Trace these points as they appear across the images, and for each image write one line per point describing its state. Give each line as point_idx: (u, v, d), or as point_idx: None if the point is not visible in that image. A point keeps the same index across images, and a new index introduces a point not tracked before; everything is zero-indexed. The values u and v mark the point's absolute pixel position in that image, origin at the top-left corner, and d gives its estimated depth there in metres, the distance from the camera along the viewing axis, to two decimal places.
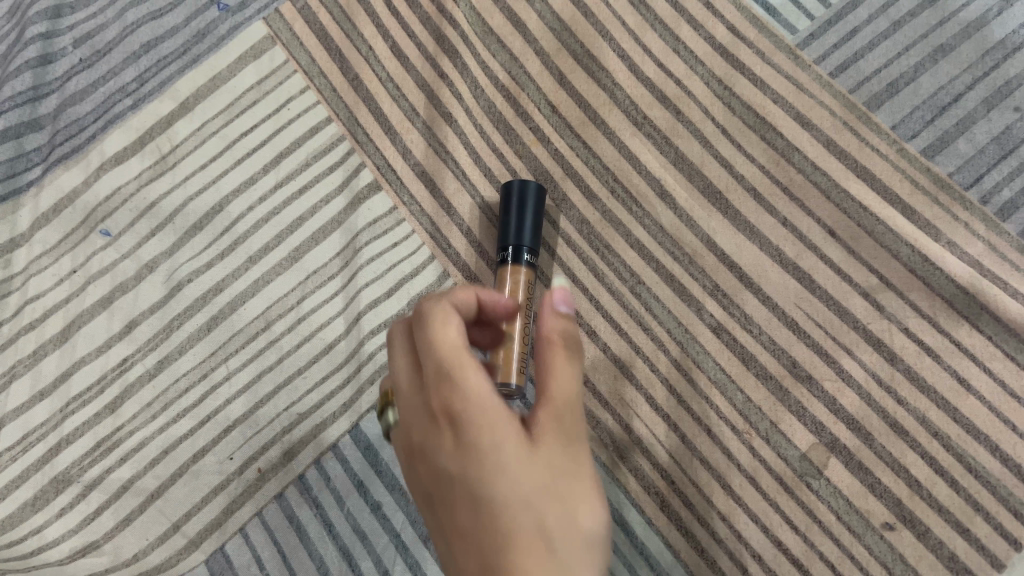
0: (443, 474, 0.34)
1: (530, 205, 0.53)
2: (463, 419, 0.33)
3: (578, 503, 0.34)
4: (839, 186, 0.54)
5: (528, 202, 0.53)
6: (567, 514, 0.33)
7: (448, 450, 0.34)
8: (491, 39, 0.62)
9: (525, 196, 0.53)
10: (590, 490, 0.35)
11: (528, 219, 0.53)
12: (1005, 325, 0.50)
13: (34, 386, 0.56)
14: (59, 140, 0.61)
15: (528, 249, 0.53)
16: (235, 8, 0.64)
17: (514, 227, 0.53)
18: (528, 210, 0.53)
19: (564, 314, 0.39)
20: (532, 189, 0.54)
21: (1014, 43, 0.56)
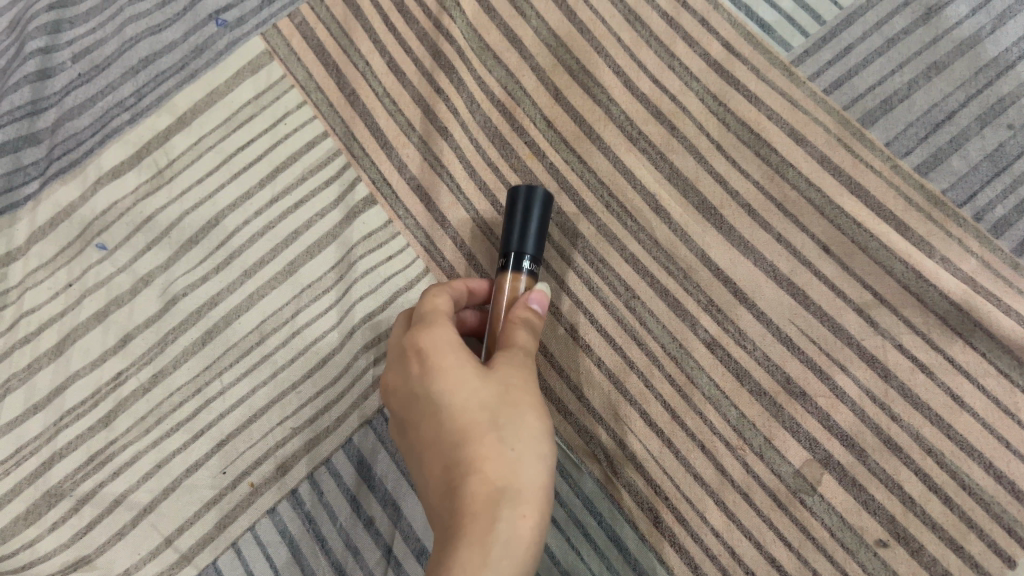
0: (414, 397, 0.42)
1: (536, 210, 0.52)
2: (429, 348, 0.42)
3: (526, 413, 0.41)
4: (833, 202, 0.55)
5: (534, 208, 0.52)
6: (517, 411, 0.41)
7: (417, 379, 0.42)
8: (487, 55, 0.63)
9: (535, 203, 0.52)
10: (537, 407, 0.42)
11: (532, 226, 0.51)
12: (999, 342, 0.50)
13: (29, 399, 0.57)
14: (57, 154, 0.62)
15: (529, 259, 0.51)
16: (233, 23, 0.65)
17: (517, 232, 0.51)
18: (533, 216, 0.51)
19: (536, 310, 0.49)
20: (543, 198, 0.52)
21: (1006, 61, 0.56)
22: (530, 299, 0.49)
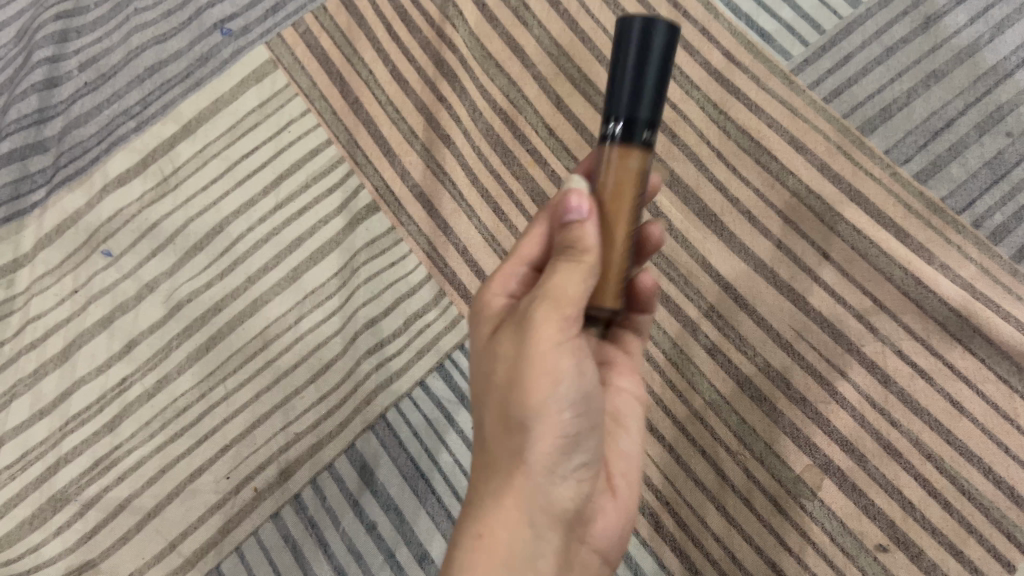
0: None
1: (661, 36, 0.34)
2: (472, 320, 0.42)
3: (517, 419, 0.36)
4: (833, 209, 0.55)
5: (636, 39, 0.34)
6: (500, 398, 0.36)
7: None
8: (489, 64, 0.63)
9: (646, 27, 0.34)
10: (529, 410, 0.35)
11: (652, 66, 0.34)
12: (998, 348, 0.50)
13: (35, 405, 0.57)
14: (63, 162, 0.63)
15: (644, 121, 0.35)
16: (238, 31, 0.66)
17: (626, 83, 0.34)
18: (655, 44, 0.34)
19: (573, 221, 0.35)
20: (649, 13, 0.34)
21: (1005, 69, 0.56)
22: (563, 213, 0.35)
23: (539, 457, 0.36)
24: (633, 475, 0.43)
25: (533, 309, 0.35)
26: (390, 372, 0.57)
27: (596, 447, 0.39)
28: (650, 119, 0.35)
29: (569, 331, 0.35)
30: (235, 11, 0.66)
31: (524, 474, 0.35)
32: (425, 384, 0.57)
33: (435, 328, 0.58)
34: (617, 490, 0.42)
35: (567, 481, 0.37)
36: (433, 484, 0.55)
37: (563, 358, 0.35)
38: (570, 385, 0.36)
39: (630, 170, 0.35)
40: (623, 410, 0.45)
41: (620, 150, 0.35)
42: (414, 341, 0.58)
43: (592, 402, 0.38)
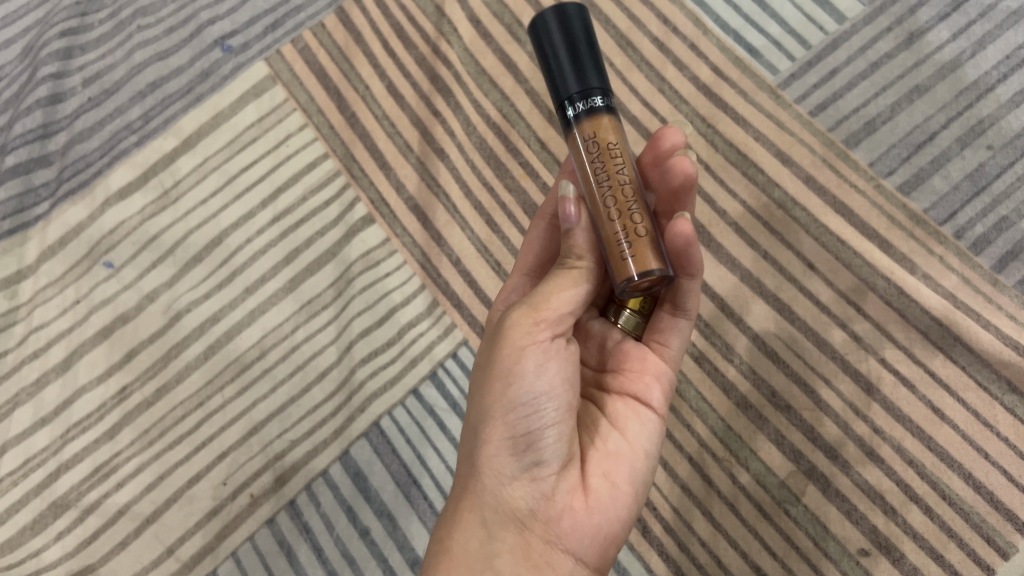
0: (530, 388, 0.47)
1: (574, 18, 0.37)
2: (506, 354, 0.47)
3: (477, 427, 0.39)
4: (818, 220, 0.56)
5: (555, 33, 0.37)
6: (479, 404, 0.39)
7: None
8: (483, 79, 0.65)
9: (559, 18, 0.37)
10: (481, 413, 0.38)
11: (581, 46, 0.37)
12: (979, 356, 0.51)
13: (37, 413, 0.59)
14: (67, 175, 0.65)
15: (598, 89, 0.37)
16: (238, 48, 0.68)
17: (567, 69, 0.37)
18: (574, 27, 0.37)
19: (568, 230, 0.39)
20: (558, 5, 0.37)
21: (987, 84, 0.58)
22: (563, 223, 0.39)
23: (487, 456, 0.38)
24: (624, 477, 0.39)
25: (507, 321, 0.39)
26: (384, 381, 0.58)
27: (559, 445, 0.38)
28: (601, 86, 0.37)
29: (527, 335, 0.38)
30: (235, 28, 0.68)
31: (478, 476, 0.38)
32: (418, 391, 0.58)
33: (427, 338, 0.59)
34: (597, 492, 0.39)
35: (522, 483, 0.38)
36: (426, 491, 0.56)
37: (530, 363, 0.38)
38: (521, 385, 0.38)
39: (601, 138, 0.37)
40: (628, 413, 0.42)
41: (588, 126, 0.37)
42: (407, 350, 0.59)
43: (549, 401, 0.38)
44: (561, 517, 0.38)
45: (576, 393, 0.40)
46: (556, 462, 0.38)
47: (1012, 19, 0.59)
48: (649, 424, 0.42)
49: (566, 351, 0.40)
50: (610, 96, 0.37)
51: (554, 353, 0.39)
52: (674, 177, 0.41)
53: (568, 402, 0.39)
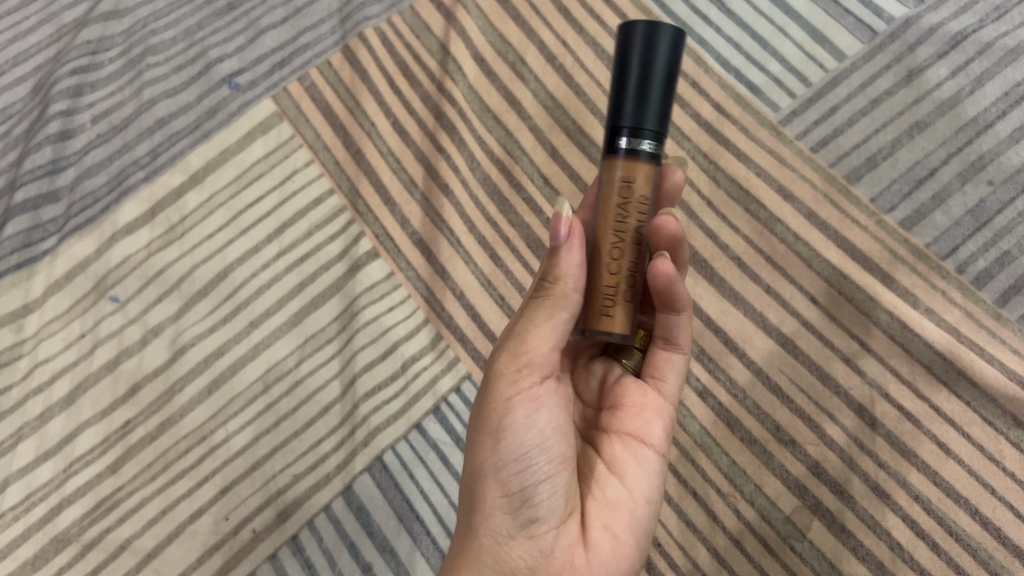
0: None
1: (662, 48, 0.36)
2: None
3: (471, 488, 0.38)
4: (821, 255, 0.56)
5: (636, 58, 0.36)
6: (469, 464, 0.39)
7: None
8: (488, 117, 0.66)
9: (647, 43, 0.36)
10: (473, 472, 0.38)
11: (653, 81, 0.36)
12: (983, 391, 0.51)
13: (40, 447, 0.59)
14: (75, 211, 0.66)
15: (652, 132, 0.36)
16: (245, 86, 0.69)
17: (630, 98, 0.36)
18: (658, 60, 0.36)
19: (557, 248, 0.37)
20: (654, 26, 0.36)
21: (986, 120, 0.58)
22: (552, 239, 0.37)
23: (483, 516, 0.37)
24: (624, 527, 0.38)
25: (493, 373, 0.39)
26: (387, 415, 0.58)
27: (555, 498, 0.37)
28: (656, 131, 0.36)
29: (512, 386, 0.38)
30: (243, 66, 0.70)
31: (476, 537, 0.37)
32: (421, 426, 0.58)
33: (431, 372, 0.59)
34: (597, 545, 0.37)
35: (520, 540, 0.36)
36: (428, 527, 0.56)
37: (518, 412, 0.37)
38: (511, 439, 0.37)
39: (629, 174, 0.36)
40: (627, 456, 0.40)
41: (618, 163, 0.37)
42: (410, 385, 0.59)
43: (541, 452, 0.37)
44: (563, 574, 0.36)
45: (569, 444, 0.39)
46: (553, 515, 0.37)
47: (1009, 57, 0.60)
48: (649, 467, 0.40)
49: (554, 396, 0.39)
50: (663, 144, 0.37)
51: (543, 400, 0.38)
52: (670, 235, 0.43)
53: (560, 453, 0.38)
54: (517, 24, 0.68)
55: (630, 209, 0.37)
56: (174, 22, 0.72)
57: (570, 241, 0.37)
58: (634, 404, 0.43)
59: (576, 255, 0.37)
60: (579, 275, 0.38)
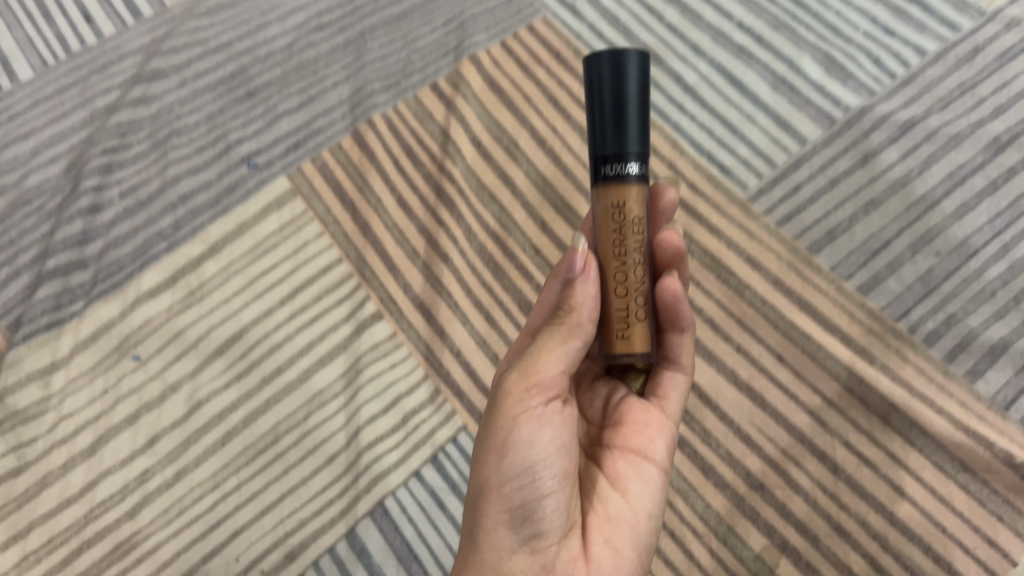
0: None
1: (630, 77, 0.42)
2: None
3: (477, 502, 0.42)
4: (786, 317, 0.62)
5: (608, 89, 0.42)
6: (476, 477, 0.43)
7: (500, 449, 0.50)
8: (484, 194, 0.72)
9: (615, 75, 0.42)
10: (481, 487, 0.42)
11: (629, 103, 0.41)
12: (933, 438, 0.56)
13: (63, 494, 0.63)
14: (101, 277, 0.71)
15: (635, 155, 0.42)
16: (263, 165, 0.76)
17: (610, 127, 0.41)
18: (629, 88, 0.42)
19: (574, 280, 0.42)
20: (619, 60, 0.42)
21: (933, 199, 0.65)
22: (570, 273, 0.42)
23: (487, 530, 0.41)
24: (625, 543, 0.43)
25: (503, 391, 0.43)
26: (388, 463, 0.63)
27: (556, 516, 0.41)
28: (638, 153, 0.42)
29: (522, 405, 0.42)
30: (261, 147, 0.77)
31: (479, 550, 0.41)
32: (420, 473, 0.63)
33: (429, 424, 0.64)
34: (598, 561, 0.42)
35: (523, 555, 0.41)
36: (426, 566, 0.60)
37: (525, 430, 0.41)
38: (517, 457, 0.41)
39: (627, 200, 0.41)
40: (631, 473, 0.45)
41: (616, 191, 0.41)
42: (410, 436, 0.64)
43: (545, 471, 0.41)
44: None
45: (571, 461, 0.43)
46: (554, 533, 0.41)
47: (952, 142, 0.67)
48: (651, 483, 0.45)
49: (559, 417, 0.43)
50: (646, 164, 0.42)
51: (549, 419, 0.42)
52: (664, 252, 0.49)
53: (563, 469, 0.42)
54: (512, 112, 0.76)
55: (631, 232, 0.42)
56: (198, 107, 0.79)
57: (585, 273, 0.42)
58: (638, 421, 0.47)
59: (592, 286, 0.42)
60: (594, 306, 0.43)
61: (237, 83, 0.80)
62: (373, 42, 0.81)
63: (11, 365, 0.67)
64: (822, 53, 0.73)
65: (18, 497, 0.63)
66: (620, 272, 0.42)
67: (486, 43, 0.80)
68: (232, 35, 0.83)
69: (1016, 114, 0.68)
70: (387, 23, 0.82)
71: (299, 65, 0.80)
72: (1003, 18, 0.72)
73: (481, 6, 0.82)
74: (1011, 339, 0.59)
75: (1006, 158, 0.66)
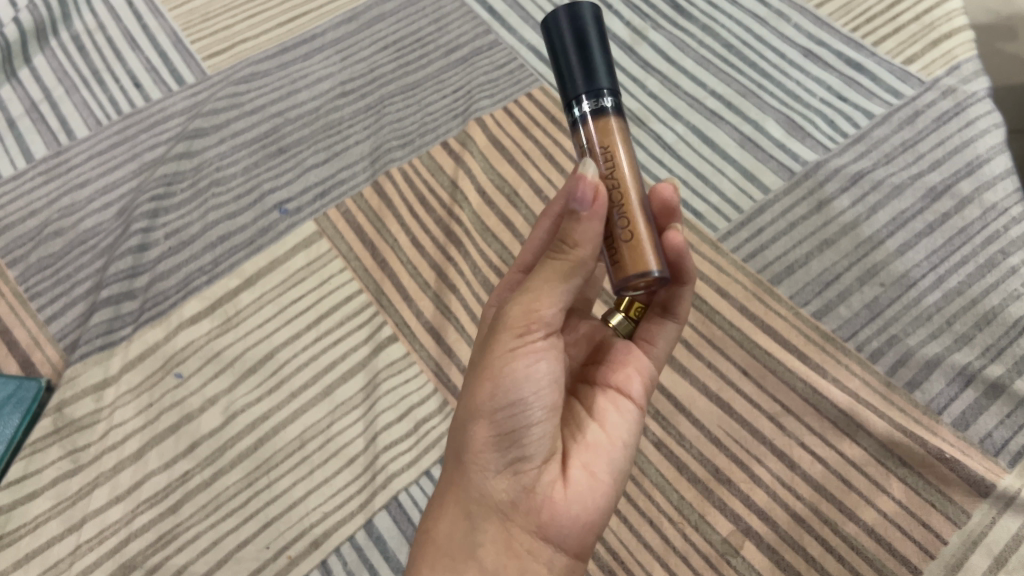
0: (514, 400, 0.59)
1: (586, 21, 0.49)
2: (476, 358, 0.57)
3: (469, 423, 0.50)
4: (750, 338, 0.71)
5: (570, 39, 0.49)
6: (471, 400, 0.50)
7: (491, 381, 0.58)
8: (488, 234, 0.83)
9: (574, 23, 0.49)
10: (476, 411, 0.49)
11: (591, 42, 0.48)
12: (876, 439, 0.65)
13: (112, 492, 0.70)
14: (148, 307, 0.80)
15: (606, 91, 0.48)
16: (292, 211, 0.86)
17: (579, 71, 0.48)
18: (588, 33, 0.48)
19: (578, 213, 0.46)
20: (573, 11, 0.49)
21: (878, 238, 0.75)
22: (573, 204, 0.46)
23: (476, 453, 0.49)
24: (599, 469, 0.51)
25: (502, 324, 0.50)
26: (402, 463, 0.72)
27: (539, 442, 0.49)
28: (609, 86, 0.48)
29: (519, 340, 0.49)
30: (291, 195, 0.87)
31: (467, 470, 0.50)
32: (430, 472, 0.71)
33: (438, 430, 0.73)
34: (575, 483, 0.50)
35: (509, 476, 0.49)
36: None
37: (519, 361, 0.49)
38: (511, 388, 0.49)
39: (610, 131, 0.48)
40: (610, 414, 0.54)
41: (601, 127, 0.48)
42: (421, 440, 0.73)
43: (535, 401, 0.49)
44: (542, 505, 0.49)
45: (554, 392, 0.51)
46: (537, 457, 0.50)
47: (895, 191, 0.77)
48: (620, 423, 0.54)
49: (551, 350, 0.51)
50: (617, 96, 0.49)
51: (539, 354, 0.50)
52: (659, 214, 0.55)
53: (549, 402, 0.50)
54: (512, 166, 0.87)
55: (619, 159, 0.48)
56: (235, 160, 0.89)
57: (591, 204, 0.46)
58: (619, 363, 0.58)
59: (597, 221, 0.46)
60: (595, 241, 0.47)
61: (270, 140, 0.91)
62: (391, 106, 0.92)
63: (68, 380, 0.75)
64: (784, 116, 0.84)
65: (73, 495, 0.70)
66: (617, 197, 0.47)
67: (491, 107, 0.91)
68: (265, 100, 0.94)
69: (951, 168, 0.77)
70: (403, 90, 0.93)
71: (325, 126, 0.91)
72: (940, 87, 0.82)
73: (487, 77, 0.94)
74: (944, 355, 0.68)
75: (941, 205, 0.75)
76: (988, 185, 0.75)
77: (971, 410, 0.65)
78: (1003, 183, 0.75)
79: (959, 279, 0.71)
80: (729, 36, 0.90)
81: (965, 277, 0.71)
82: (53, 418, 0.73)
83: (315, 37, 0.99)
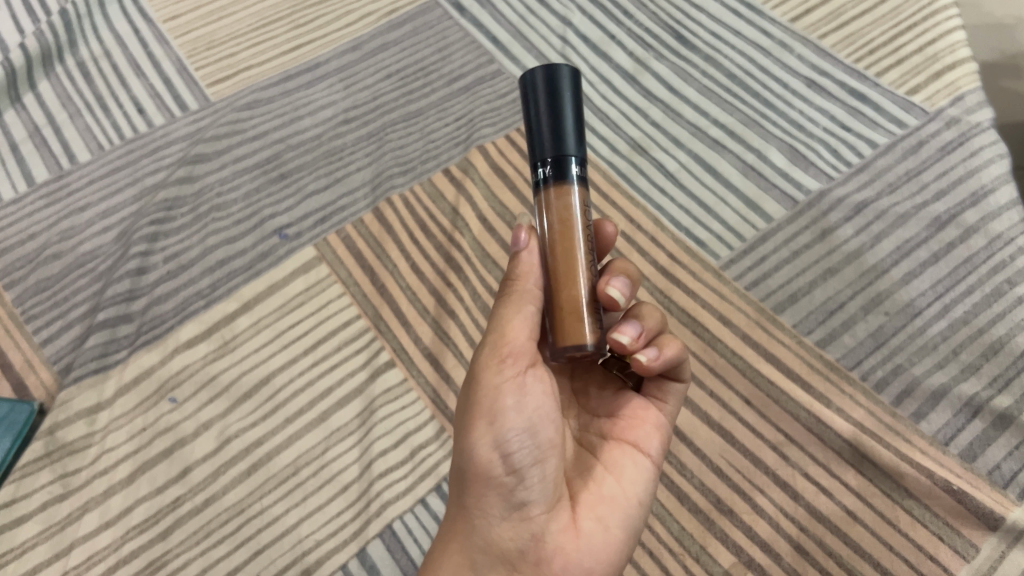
0: None
1: (563, 83, 0.48)
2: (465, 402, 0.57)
3: (468, 467, 0.49)
4: (753, 366, 0.70)
5: (544, 103, 0.48)
6: (463, 445, 0.50)
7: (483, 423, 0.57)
8: (488, 261, 0.83)
9: (550, 90, 0.48)
10: (473, 455, 0.49)
11: (565, 106, 0.48)
12: (881, 469, 0.64)
13: (102, 517, 0.69)
14: (144, 330, 0.79)
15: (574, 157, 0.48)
16: (292, 236, 0.86)
17: (548, 136, 0.47)
18: (563, 100, 0.48)
19: (518, 253, 0.50)
20: (551, 72, 0.48)
21: (883, 267, 0.74)
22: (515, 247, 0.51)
23: (479, 499, 0.49)
24: (614, 523, 0.51)
25: (484, 362, 0.50)
26: (397, 491, 0.71)
27: (540, 487, 0.49)
28: (577, 156, 0.48)
29: (507, 377, 0.49)
30: (292, 221, 0.86)
31: (472, 517, 0.49)
32: (425, 500, 0.71)
33: (434, 457, 0.72)
34: (588, 537, 0.49)
35: (515, 525, 0.48)
36: None
37: (506, 399, 0.49)
38: (500, 425, 0.48)
39: (567, 202, 0.47)
40: (628, 466, 0.53)
41: (557, 191, 0.48)
42: (417, 467, 0.72)
43: (525, 440, 0.48)
44: (551, 556, 0.48)
45: (548, 427, 0.50)
46: (541, 504, 0.49)
47: (899, 220, 0.76)
48: (637, 478, 0.53)
49: (535, 384, 0.50)
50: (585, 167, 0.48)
51: (527, 388, 0.49)
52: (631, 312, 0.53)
53: (545, 441, 0.49)
54: (514, 194, 0.87)
55: (575, 228, 0.48)
56: (236, 186, 0.89)
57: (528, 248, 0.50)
58: (636, 416, 0.56)
59: (535, 256, 0.50)
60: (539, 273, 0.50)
61: (272, 166, 0.90)
62: (393, 133, 0.92)
63: (60, 404, 0.74)
64: (787, 145, 0.83)
65: (63, 520, 0.69)
66: (567, 253, 0.48)
67: (493, 136, 0.91)
68: (269, 126, 0.93)
69: (955, 198, 0.76)
70: (406, 118, 0.93)
71: (327, 152, 0.91)
72: (944, 117, 0.82)
73: (490, 105, 0.94)
74: (950, 385, 0.67)
75: (946, 234, 0.74)
76: (994, 214, 0.75)
77: (979, 440, 0.64)
78: (1007, 213, 0.74)
79: (965, 308, 0.70)
80: (731, 66, 0.90)
81: (971, 306, 0.70)
82: (45, 442, 0.72)
83: (318, 65, 0.99)
